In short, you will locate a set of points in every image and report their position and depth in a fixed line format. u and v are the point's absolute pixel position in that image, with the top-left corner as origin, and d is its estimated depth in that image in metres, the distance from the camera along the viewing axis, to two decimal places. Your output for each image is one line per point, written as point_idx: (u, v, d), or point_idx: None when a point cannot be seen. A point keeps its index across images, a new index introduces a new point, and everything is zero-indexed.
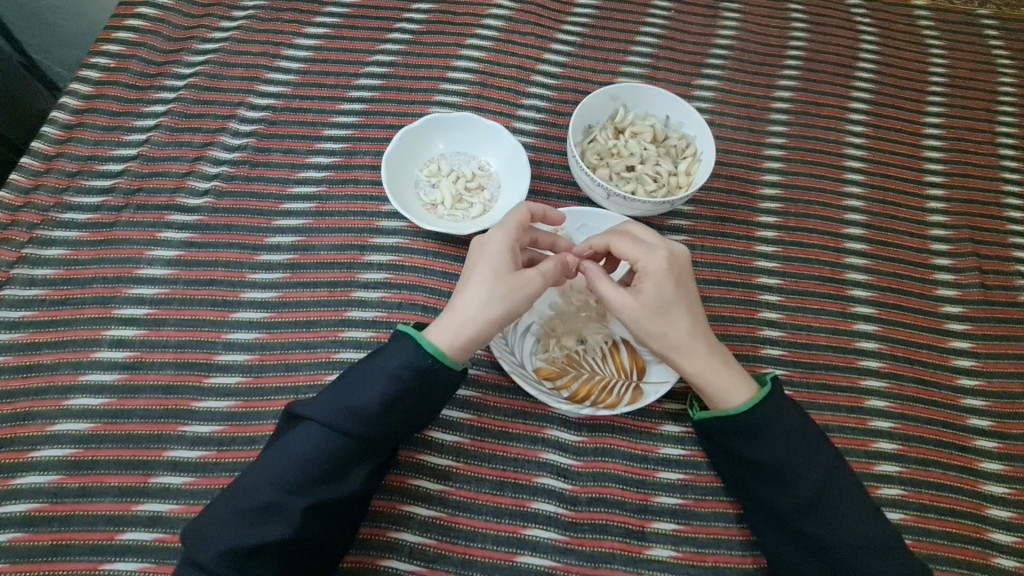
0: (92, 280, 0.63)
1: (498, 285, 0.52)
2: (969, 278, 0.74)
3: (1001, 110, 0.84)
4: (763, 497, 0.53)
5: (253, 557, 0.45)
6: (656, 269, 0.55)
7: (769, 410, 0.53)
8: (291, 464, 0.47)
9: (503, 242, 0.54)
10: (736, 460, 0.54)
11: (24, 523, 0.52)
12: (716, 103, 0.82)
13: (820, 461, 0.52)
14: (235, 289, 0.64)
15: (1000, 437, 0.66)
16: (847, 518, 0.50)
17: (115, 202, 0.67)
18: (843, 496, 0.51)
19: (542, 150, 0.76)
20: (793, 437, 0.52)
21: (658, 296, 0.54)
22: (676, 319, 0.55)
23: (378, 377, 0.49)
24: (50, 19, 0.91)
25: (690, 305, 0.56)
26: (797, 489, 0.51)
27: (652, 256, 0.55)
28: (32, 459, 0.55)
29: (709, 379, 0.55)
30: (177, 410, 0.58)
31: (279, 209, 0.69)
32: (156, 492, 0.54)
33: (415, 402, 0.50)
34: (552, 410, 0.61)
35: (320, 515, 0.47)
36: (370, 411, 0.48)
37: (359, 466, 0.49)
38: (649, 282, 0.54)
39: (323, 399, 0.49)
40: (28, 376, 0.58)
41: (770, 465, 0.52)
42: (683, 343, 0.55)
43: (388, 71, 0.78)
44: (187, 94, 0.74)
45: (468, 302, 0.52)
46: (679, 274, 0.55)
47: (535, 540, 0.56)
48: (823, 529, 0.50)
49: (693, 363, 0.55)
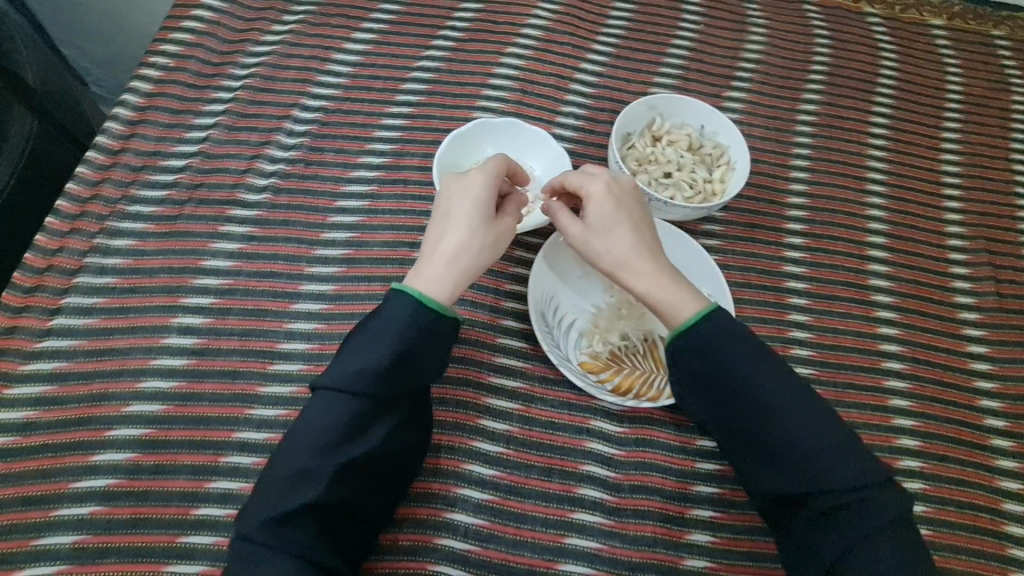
0: (159, 270, 0.66)
1: (484, 232, 0.57)
2: (984, 286, 0.78)
3: (1014, 126, 0.89)
4: (733, 416, 0.52)
5: (292, 524, 0.47)
6: (597, 193, 0.58)
7: (715, 325, 0.52)
8: (314, 433, 0.49)
9: (481, 193, 0.58)
10: (702, 385, 0.53)
11: (103, 498, 0.55)
12: (745, 115, 0.86)
13: (777, 374, 0.52)
14: (293, 281, 0.67)
15: (1015, 437, 0.70)
16: (802, 430, 0.50)
17: (178, 196, 0.70)
18: (800, 408, 0.50)
19: (582, 157, 0.80)
20: (739, 352, 0.51)
21: (599, 216, 0.57)
22: (617, 235, 0.57)
23: (386, 335, 0.51)
24: (88, 21, 0.95)
25: (634, 225, 0.57)
26: (761, 402, 0.51)
27: (593, 182, 0.59)
28: (108, 438, 0.57)
29: (661, 292, 0.55)
30: (243, 394, 0.60)
31: (334, 206, 0.72)
32: (227, 471, 0.57)
33: (421, 356, 0.52)
34: (596, 402, 0.64)
35: (348, 475, 0.50)
36: (382, 371, 0.50)
37: (377, 425, 0.51)
38: (591, 204, 0.58)
39: (335, 364, 0.51)
40: (101, 360, 0.61)
41: (731, 378, 0.51)
42: (630, 261, 0.56)
43: (433, 77, 0.82)
44: (244, 94, 0.78)
45: (456, 249, 0.56)
46: (622, 195, 0.58)
47: (582, 523, 0.59)
48: (780, 442, 0.50)
49: (643, 279, 0.55)
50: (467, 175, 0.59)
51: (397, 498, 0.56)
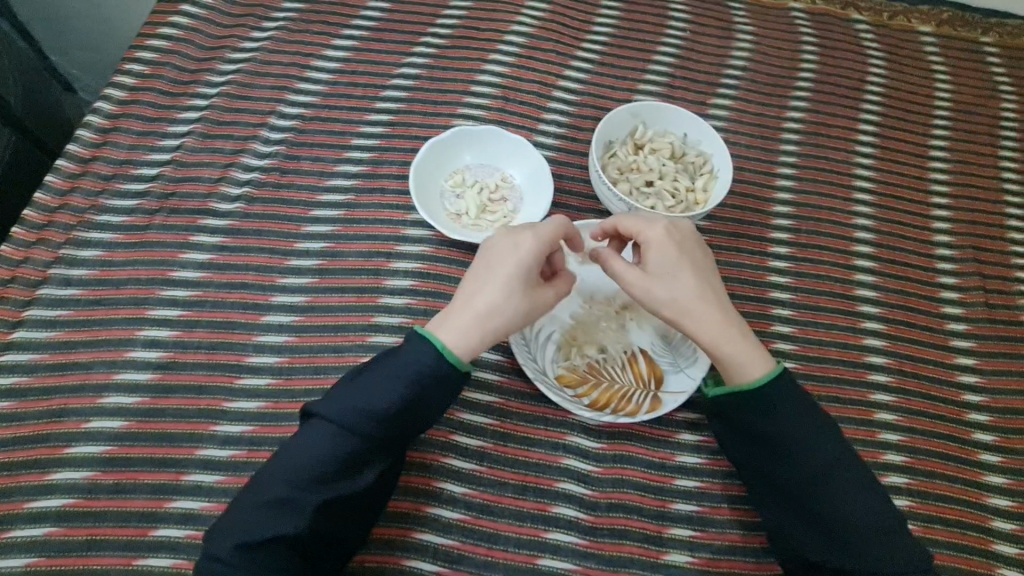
0: (126, 281, 0.64)
1: (523, 300, 0.54)
2: (973, 297, 0.76)
3: (1004, 134, 0.88)
4: (774, 471, 0.53)
5: (263, 549, 0.46)
6: (658, 239, 0.57)
7: (780, 389, 0.52)
8: (302, 461, 0.48)
9: (532, 257, 0.55)
10: (751, 436, 0.54)
11: (59, 518, 0.53)
12: (730, 122, 0.85)
13: (832, 439, 0.52)
14: (265, 293, 0.65)
15: (1004, 452, 0.68)
16: (851, 500, 0.50)
17: (149, 205, 0.69)
18: (851, 479, 0.51)
19: (564, 164, 0.78)
20: (802, 417, 0.52)
21: (661, 263, 0.56)
22: (683, 283, 0.56)
23: (396, 378, 0.50)
24: (68, 25, 0.94)
25: (697, 271, 0.56)
26: (811, 464, 0.51)
27: (651, 227, 0.57)
28: (66, 456, 0.56)
29: (727, 345, 0.54)
30: (208, 410, 0.59)
31: (308, 215, 0.71)
32: (189, 490, 0.55)
33: (426, 403, 0.51)
34: (572, 417, 0.62)
35: (331, 510, 0.49)
36: (384, 413, 0.50)
37: (368, 466, 0.50)
38: (653, 251, 0.56)
39: (339, 397, 0.50)
40: (62, 375, 0.59)
41: (782, 439, 0.52)
42: (694, 310, 0.55)
43: (414, 84, 0.81)
44: (220, 102, 0.76)
45: (491, 309, 0.53)
46: (683, 241, 0.57)
47: (557, 544, 0.57)
48: (826, 509, 0.51)
49: (710, 331, 0.55)
50: (522, 234, 0.56)
51: (371, 529, 0.55)
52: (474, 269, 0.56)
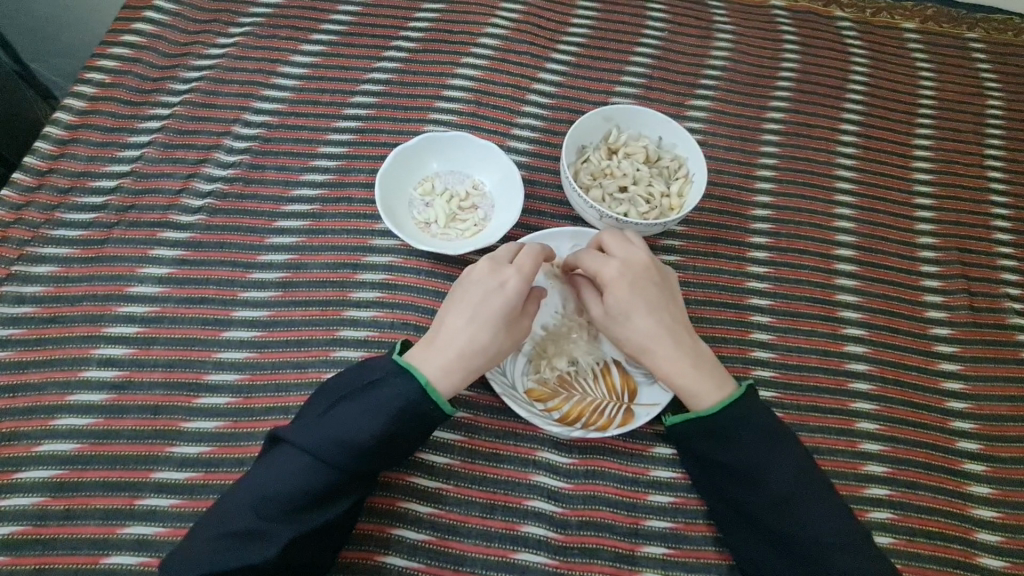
0: (82, 298, 0.62)
1: (506, 337, 0.54)
2: (957, 300, 0.75)
3: (989, 132, 0.86)
4: (736, 497, 0.53)
5: None
6: (613, 279, 0.56)
7: (736, 412, 0.53)
8: (273, 489, 0.47)
9: (518, 292, 0.54)
10: (710, 464, 0.54)
11: (6, 547, 0.52)
12: (709, 124, 0.83)
13: (791, 460, 0.52)
14: (226, 307, 0.64)
15: (989, 460, 0.67)
16: (816, 517, 0.50)
17: (107, 219, 0.67)
18: (815, 496, 0.51)
19: (537, 170, 0.76)
20: (760, 437, 0.52)
21: (616, 304, 0.56)
22: (638, 322, 0.55)
23: (375, 410, 0.49)
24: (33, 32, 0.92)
25: (653, 308, 0.56)
26: (770, 489, 0.51)
27: (607, 266, 0.56)
28: (16, 481, 0.54)
29: (683, 382, 0.54)
30: (165, 430, 0.58)
31: (272, 226, 0.69)
32: (142, 515, 0.54)
33: (404, 436, 0.50)
34: (543, 432, 0.61)
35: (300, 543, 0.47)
36: (360, 444, 0.48)
37: (341, 497, 0.48)
38: (609, 290, 0.56)
39: (315, 426, 0.49)
40: (14, 396, 0.58)
41: (740, 466, 0.52)
42: (651, 348, 0.55)
43: (384, 89, 0.79)
44: (182, 110, 0.74)
45: (476, 347, 0.53)
46: (637, 277, 0.56)
47: (525, 564, 0.55)
48: (794, 528, 0.50)
49: (666, 368, 0.55)
50: (509, 268, 0.54)
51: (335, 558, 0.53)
52: (457, 303, 0.55)
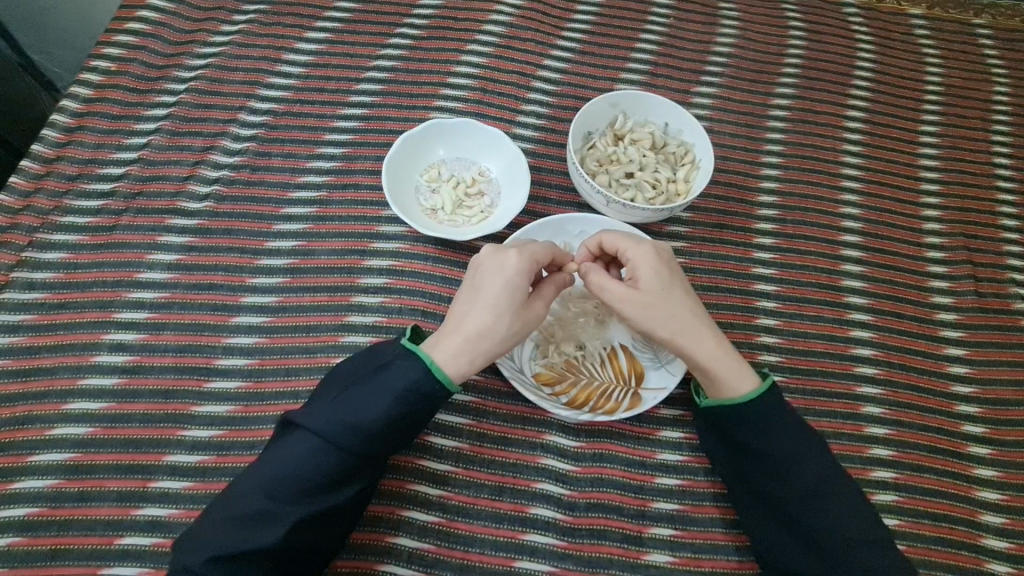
0: (92, 284, 0.63)
1: (513, 317, 0.53)
2: (963, 286, 0.75)
3: (996, 119, 0.85)
4: (759, 483, 0.53)
5: (236, 564, 0.45)
6: (648, 258, 0.55)
7: (771, 403, 0.53)
8: (286, 473, 0.47)
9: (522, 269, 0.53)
10: (737, 449, 0.54)
11: (23, 528, 0.53)
12: (715, 111, 0.83)
13: (819, 455, 0.52)
14: (235, 293, 0.64)
15: (993, 443, 0.67)
16: (838, 510, 0.50)
17: (115, 206, 0.67)
18: (838, 491, 0.51)
19: (542, 156, 0.76)
20: (792, 429, 0.52)
21: (655, 282, 0.55)
22: (677, 301, 0.55)
23: (381, 393, 0.49)
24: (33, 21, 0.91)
25: (686, 289, 0.56)
26: (796, 479, 0.51)
27: (639, 247, 0.56)
28: (31, 464, 0.55)
29: (723, 364, 0.54)
30: (176, 414, 0.58)
31: (279, 213, 0.69)
32: (156, 497, 0.55)
33: (411, 420, 0.50)
34: (550, 416, 0.61)
35: (309, 527, 0.47)
36: (371, 428, 0.48)
37: (352, 480, 0.49)
38: (644, 268, 0.55)
39: (324, 410, 0.49)
40: (27, 381, 0.58)
41: (770, 453, 0.52)
42: (692, 330, 0.55)
43: (389, 76, 0.79)
44: (189, 97, 0.74)
45: (480, 329, 0.52)
46: (669, 259, 0.57)
47: (533, 546, 0.56)
48: (814, 519, 0.50)
49: (707, 350, 0.54)
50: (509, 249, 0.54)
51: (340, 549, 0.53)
52: (461, 293, 0.55)
